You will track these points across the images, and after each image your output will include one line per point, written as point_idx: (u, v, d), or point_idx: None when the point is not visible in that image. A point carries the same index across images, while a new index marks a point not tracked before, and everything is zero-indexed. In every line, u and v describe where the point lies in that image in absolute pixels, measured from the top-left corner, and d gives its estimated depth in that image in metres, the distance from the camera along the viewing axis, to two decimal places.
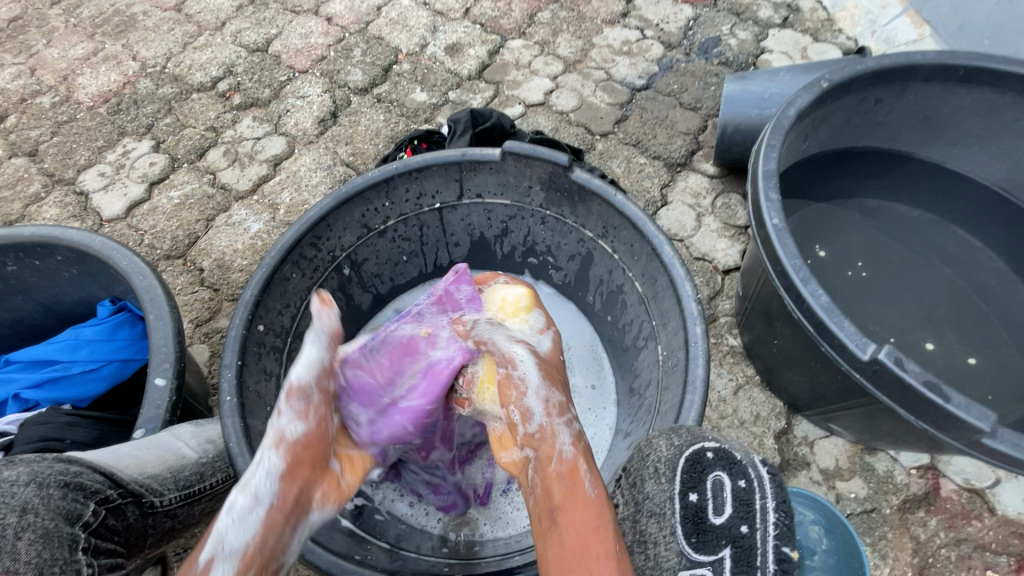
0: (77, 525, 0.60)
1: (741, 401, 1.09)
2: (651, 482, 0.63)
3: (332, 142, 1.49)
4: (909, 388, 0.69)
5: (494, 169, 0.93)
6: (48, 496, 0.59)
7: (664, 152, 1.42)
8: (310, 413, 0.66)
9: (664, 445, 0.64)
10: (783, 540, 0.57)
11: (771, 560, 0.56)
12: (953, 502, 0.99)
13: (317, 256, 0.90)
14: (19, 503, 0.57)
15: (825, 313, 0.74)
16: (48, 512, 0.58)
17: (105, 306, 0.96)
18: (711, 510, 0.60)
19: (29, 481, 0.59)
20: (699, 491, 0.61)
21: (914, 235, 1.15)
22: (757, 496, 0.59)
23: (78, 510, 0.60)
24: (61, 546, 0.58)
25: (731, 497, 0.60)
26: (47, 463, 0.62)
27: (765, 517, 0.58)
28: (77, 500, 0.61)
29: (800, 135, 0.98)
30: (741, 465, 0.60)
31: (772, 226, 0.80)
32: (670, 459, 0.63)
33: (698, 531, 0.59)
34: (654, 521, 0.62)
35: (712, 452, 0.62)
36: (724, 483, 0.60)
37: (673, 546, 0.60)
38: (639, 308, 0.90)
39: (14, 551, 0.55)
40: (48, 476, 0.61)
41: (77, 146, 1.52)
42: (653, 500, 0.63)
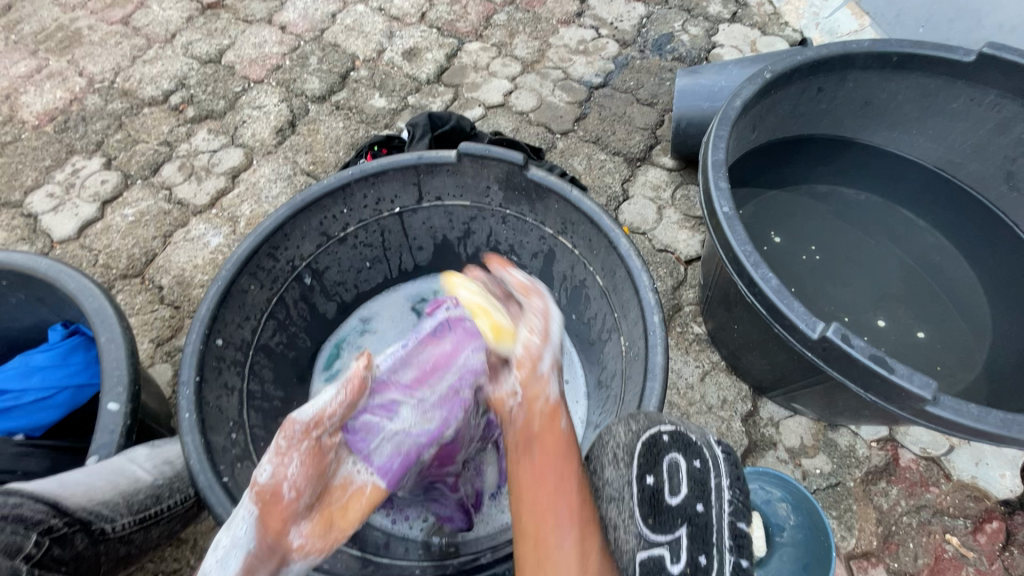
0: (17, 558, 0.57)
1: (708, 387, 1.12)
2: (610, 468, 0.64)
3: (292, 151, 1.47)
4: (856, 362, 0.71)
5: (451, 171, 0.93)
6: None
7: (623, 148, 1.45)
8: (285, 453, 0.64)
9: (622, 431, 0.65)
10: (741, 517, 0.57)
11: (727, 535, 0.56)
12: (912, 471, 1.03)
13: (275, 266, 0.88)
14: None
15: (775, 295, 0.75)
16: None
17: (57, 330, 0.93)
18: (667, 491, 0.60)
19: None
20: (656, 472, 0.61)
21: (863, 216, 1.20)
22: (711, 473, 0.60)
23: (18, 542, 0.58)
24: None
25: (686, 476, 0.60)
26: None
27: (720, 493, 0.58)
28: (17, 532, 0.58)
29: (747, 125, 1.01)
30: (695, 445, 0.62)
31: (723, 214, 0.82)
32: (628, 445, 0.64)
33: (654, 513, 0.59)
34: (614, 505, 0.61)
35: (668, 436, 0.63)
36: (680, 464, 0.61)
37: (632, 529, 0.59)
38: (602, 301, 0.91)
39: None
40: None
41: (24, 166, 1.46)
42: (612, 485, 0.63)
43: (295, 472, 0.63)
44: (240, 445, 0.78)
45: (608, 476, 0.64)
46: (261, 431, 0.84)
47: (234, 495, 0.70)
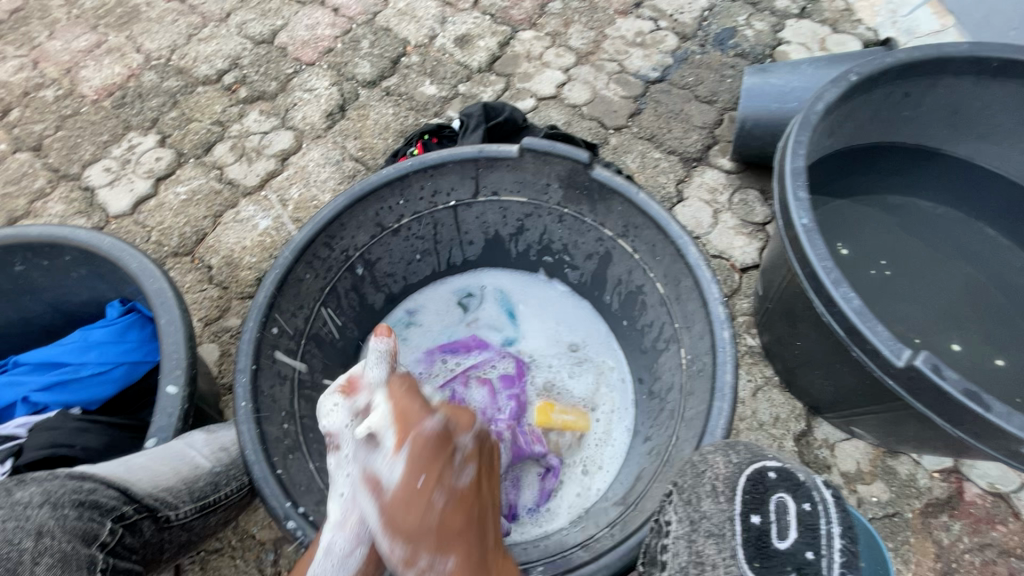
0: (94, 546, 0.59)
1: (760, 403, 1.07)
2: (708, 500, 0.60)
3: (341, 136, 1.46)
4: (947, 396, 0.66)
5: (511, 166, 0.91)
6: (63, 517, 0.58)
7: (679, 147, 1.39)
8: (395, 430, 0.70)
9: (721, 462, 0.62)
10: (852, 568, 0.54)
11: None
12: (978, 506, 0.97)
13: (330, 256, 0.87)
14: (34, 527, 0.56)
15: (857, 317, 0.71)
16: (64, 535, 0.57)
17: (114, 307, 0.95)
18: (775, 534, 0.56)
19: (43, 501, 0.57)
20: (762, 513, 0.57)
21: (939, 231, 1.13)
22: (823, 520, 0.56)
23: (95, 529, 0.59)
24: (79, 568, 0.57)
25: (796, 520, 0.56)
26: (60, 481, 0.60)
27: (832, 544, 0.54)
28: (93, 519, 0.59)
29: (826, 130, 0.95)
30: (805, 487, 0.57)
31: (802, 226, 0.77)
32: (729, 478, 0.60)
33: (761, 556, 0.55)
34: (712, 542, 0.57)
35: (774, 472, 0.60)
36: (788, 504, 0.57)
37: (735, 570, 0.55)
38: (660, 309, 0.88)
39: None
40: (62, 495, 0.59)
41: (82, 140, 1.49)
42: (710, 520, 0.58)
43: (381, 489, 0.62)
44: (291, 436, 0.78)
45: (706, 509, 0.59)
46: (311, 422, 0.84)
47: (288, 487, 0.70)
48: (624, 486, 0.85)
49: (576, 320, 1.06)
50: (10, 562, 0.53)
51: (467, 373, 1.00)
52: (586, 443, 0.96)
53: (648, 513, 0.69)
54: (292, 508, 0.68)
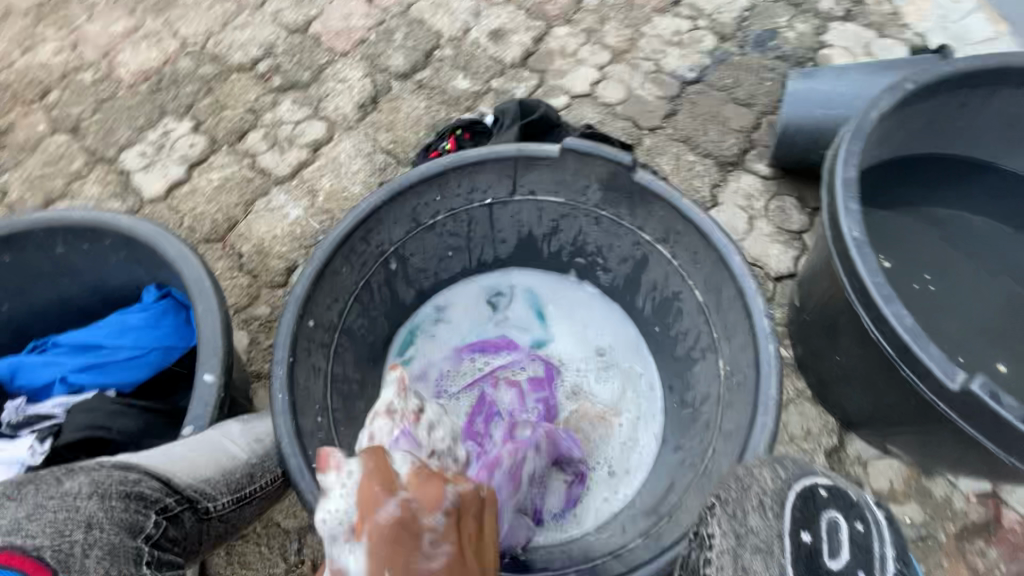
0: (140, 538, 0.58)
1: (791, 415, 1.05)
2: (756, 515, 0.61)
3: (373, 128, 1.46)
4: (1004, 423, 0.65)
5: (551, 166, 0.89)
6: (111, 509, 0.57)
7: (715, 150, 1.36)
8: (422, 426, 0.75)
9: (768, 477, 0.62)
10: None
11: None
12: (1016, 533, 0.95)
13: (366, 250, 0.87)
14: (84, 518, 0.55)
15: (909, 336, 0.69)
16: (112, 526, 0.56)
17: (151, 292, 0.96)
18: (826, 553, 0.59)
19: (91, 493, 0.57)
20: (812, 530, 0.60)
21: (988, 246, 1.08)
22: (876, 541, 0.59)
23: (141, 522, 0.59)
24: (127, 561, 0.56)
25: (848, 540, 0.59)
26: (106, 473, 0.59)
27: (883, 565, 0.58)
28: (139, 511, 0.59)
29: (877, 139, 0.92)
30: (858, 508, 0.60)
31: (852, 240, 0.75)
32: (778, 493, 0.61)
33: (811, 574, 0.58)
34: (760, 558, 0.58)
35: (824, 490, 0.62)
36: (839, 524, 0.60)
37: None
38: (698, 316, 0.86)
39: (83, 568, 0.52)
40: (109, 487, 0.58)
41: (118, 124, 1.51)
42: (758, 535, 0.60)
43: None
44: (325, 429, 0.78)
45: (753, 524, 0.61)
46: (343, 415, 0.84)
47: None
48: (654, 495, 0.84)
49: (606, 323, 1.04)
50: (62, 555, 0.52)
51: (496, 375, 1.01)
52: (615, 449, 0.95)
53: (683, 529, 0.70)
54: None
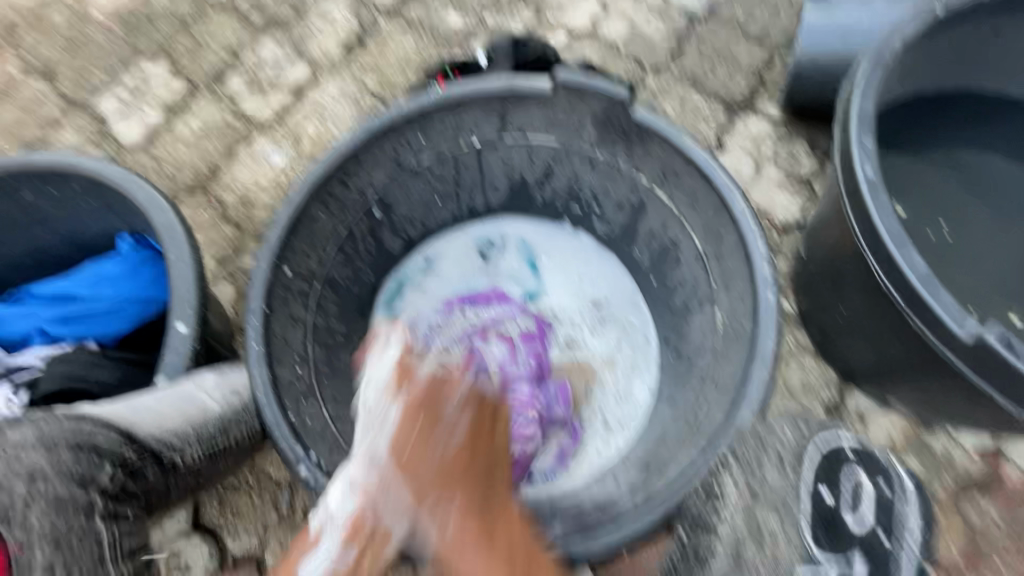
0: (93, 491, 0.56)
1: (791, 369, 1.02)
2: (772, 470, 0.74)
3: (359, 69, 1.37)
4: (1016, 373, 0.61)
5: (542, 104, 0.83)
6: (60, 460, 0.54)
7: (723, 92, 1.28)
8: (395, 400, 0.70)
9: (790, 433, 0.77)
10: (923, 552, 0.73)
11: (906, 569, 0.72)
12: (1014, 487, 0.93)
13: (346, 195, 0.82)
14: (26, 470, 0.52)
15: (920, 284, 0.65)
16: (61, 479, 0.54)
17: (126, 242, 0.91)
18: (846, 509, 0.74)
19: (38, 443, 0.54)
20: (831, 486, 0.74)
21: (1010, 192, 1.01)
22: (897, 499, 0.75)
23: (94, 474, 0.56)
24: (77, 514, 0.54)
25: (870, 498, 0.74)
26: (56, 423, 0.57)
27: (909, 529, 0.74)
28: (92, 464, 0.57)
29: (900, 72, 0.84)
30: (880, 467, 0.75)
31: (866, 180, 0.69)
32: (797, 449, 0.75)
33: (829, 527, 0.73)
34: (778, 518, 0.73)
35: (853, 454, 0.76)
36: (864, 485, 0.75)
37: (798, 543, 0.72)
38: (696, 266, 0.82)
39: (26, 522, 0.51)
40: (58, 437, 0.56)
41: (93, 67, 1.43)
42: (778, 493, 0.74)
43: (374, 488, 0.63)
44: (305, 380, 0.76)
45: (769, 479, 0.74)
46: (326, 366, 0.82)
47: (301, 433, 0.68)
48: (645, 449, 0.82)
49: (601, 275, 1.00)
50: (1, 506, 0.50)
51: (486, 327, 0.98)
52: (607, 405, 0.92)
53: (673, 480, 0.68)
54: (304, 454, 0.66)
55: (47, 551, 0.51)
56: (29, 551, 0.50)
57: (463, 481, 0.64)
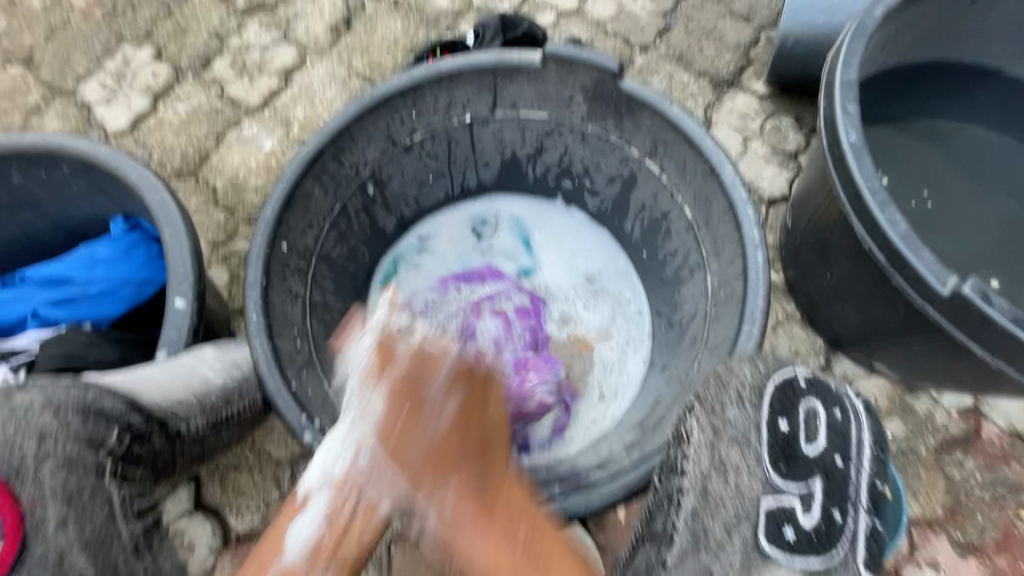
0: (101, 453, 0.60)
1: (779, 338, 1.05)
2: (734, 408, 0.64)
3: (347, 52, 1.36)
4: (992, 323, 0.64)
5: (533, 77, 0.83)
6: (68, 423, 0.58)
7: (710, 69, 1.29)
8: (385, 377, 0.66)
9: (748, 371, 0.65)
10: (877, 473, 0.63)
11: (864, 495, 0.61)
12: (994, 444, 0.97)
13: (339, 170, 0.83)
14: (37, 430, 0.56)
15: (902, 242, 0.67)
16: (69, 439, 0.58)
17: (118, 224, 0.91)
18: (803, 439, 0.63)
19: (46, 406, 0.57)
20: (790, 417, 0.64)
21: (988, 162, 1.04)
22: (852, 426, 0.63)
23: (102, 437, 0.60)
24: (86, 473, 0.58)
25: (825, 426, 0.63)
26: (63, 387, 0.59)
27: (861, 452, 0.63)
28: (99, 427, 0.60)
29: (882, 41, 0.86)
30: (836, 396, 0.64)
31: (849, 144, 0.71)
32: (757, 385, 0.64)
33: (788, 459, 0.62)
34: (736, 448, 0.63)
35: (804, 381, 0.65)
36: (818, 411, 0.64)
37: (759, 475, 0.62)
38: (687, 235, 0.84)
39: (37, 479, 0.55)
40: (66, 402, 0.59)
41: (74, 53, 1.40)
42: (734, 426, 0.63)
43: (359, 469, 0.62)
44: (304, 353, 0.77)
45: (730, 417, 0.64)
46: (324, 341, 0.83)
47: (303, 401, 0.69)
48: (640, 414, 0.84)
49: (594, 250, 1.02)
50: (13, 463, 0.55)
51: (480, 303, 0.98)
52: (603, 378, 0.94)
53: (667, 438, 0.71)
54: (307, 422, 0.67)
55: (58, 507, 0.55)
56: (40, 506, 0.55)
57: (460, 461, 0.61)
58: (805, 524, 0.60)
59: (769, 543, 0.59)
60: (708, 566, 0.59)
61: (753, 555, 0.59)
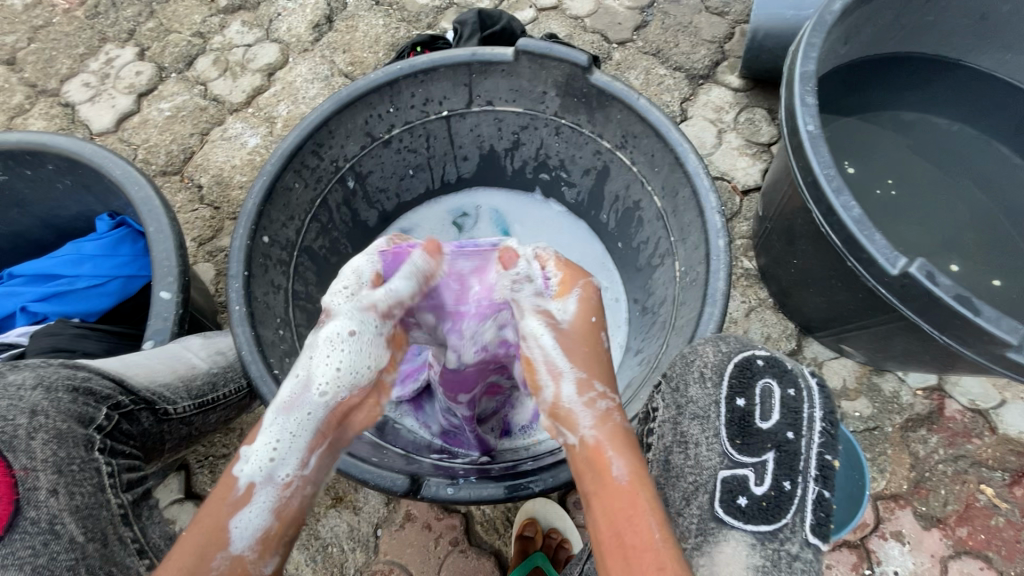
0: (91, 428, 0.62)
1: (752, 322, 1.09)
2: (696, 386, 0.68)
3: (329, 49, 1.38)
4: (938, 303, 0.67)
5: (507, 72, 0.86)
6: (58, 399, 0.61)
7: (686, 63, 1.32)
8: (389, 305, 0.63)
9: (710, 351, 0.68)
10: (827, 449, 0.64)
11: (813, 465, 0.63)
12: (956, 421, 1.01)
13: (319, 165, 0.85)
14: (28, 406, 0.59)
15: (855, 226, 0.70)
16: (59, 415, 0.60)
17: (104, 221, 0.93)
18: (758, 416, 0.66)
19: (36, 385, 0.61)
20: (747, 395, 0.67)
21: (950, 152, 1.08)
22: (806, 404, 0.65)
23: (91, 413, 0.63)
24: (77, 446, 0.60)
25: (779, 403, 0.66)
26: (53, 369, 0.63)
27: (810, 426, 0.64)
28: (88, 404, 0.63)
29: (842, 35, 0.89)
30: (791, 374, 0.67)
31: (807, 133, 0.74)
32: (717, 364, 0.68)
33: (743, 434, 0.65)
34: (697, 423, 0.67)
35: (762, 360, 0.68)
36: (773, 389, 0.66)
37: (717, 447, 0.66)
38: (657, 224, 0.87)
39: (29, 449, 0.57)
40: (56, 380, 0.62)
41: (57, 53, 1.41)
42: (697, 404, 0.68)
43: (313, 466, 0.56)
44: (287, 341, 0.79)
45: (693, 394, 0.68)
46: (306, 332, 0.85)
47: None
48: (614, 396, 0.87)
49: (572, 240, 1.04)
50: (6, 434, 0.56)
51: None
52: None
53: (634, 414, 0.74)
54: None
55: (49, 476, 0.57)
56: (33, 475, 0.56)
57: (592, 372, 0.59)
58: (756, 492, 0.63)
59: (723, 511, 0.63)
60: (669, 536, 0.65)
61: (708, 522, 0.63)
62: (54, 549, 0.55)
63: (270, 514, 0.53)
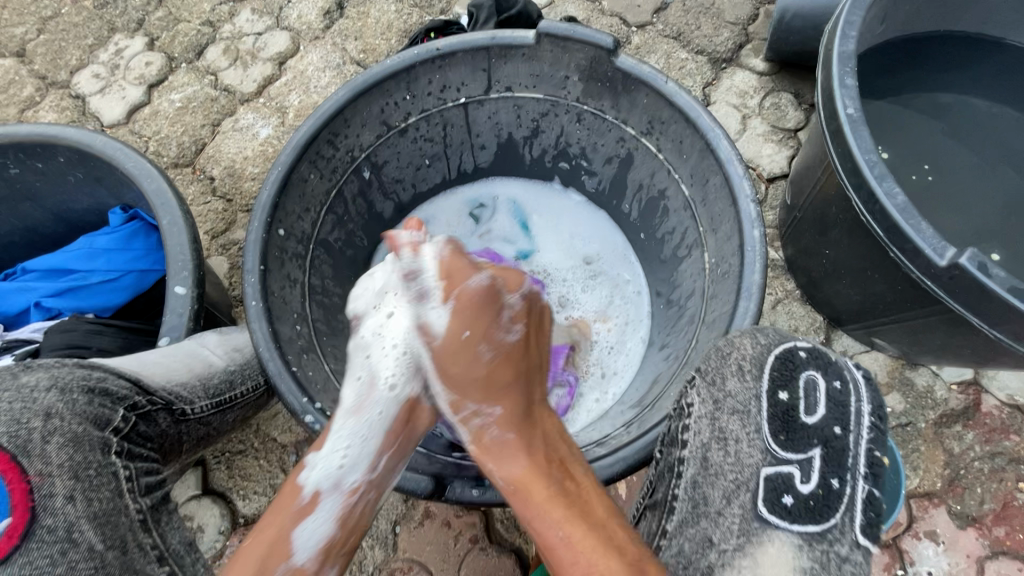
0: (107, 431, 0.61)
1: (778, 315, 1.05)
2: (734, 380, 0.65)
3: (341, 37, 1.35)
4: (990, 295, 0.63)
5: (527, 56, 0.83)
6: (73, 401, 0.59)
7: (708, 46, 1.27)
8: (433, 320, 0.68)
9: (750, 344, 0.65)
10: (876, 444, 0.62)
11: (862, 461, 0.61)
12: (993, 417, 0.97)
13: (335, 155, 0.82)
14: (43, 408, 0.57)
15: (900, 214, 0.66)
16: (74, 417, 0.59)
17: (116, 214, 0.91)
18: (803, 411, 0.63)
19: (50, 386, 0.59)
20: (790, 389, 0.64)
21: (988, 134, 1.03)
22: (852, 397, 0.63)
23: (107, 415, 0.61)
24: (93, 450, 0.59)
25: (824, 397, 0.63)
26: (68, 369, 0.62)
27: (859, 420, 0.62)
28: (104, 406, 0.61)
29: (880, 12, 0.84)
30: (836, 365, 0.64)
31: (846, 116, 0.70)
32: (757, 358, 0.65)
33: (786, 430, 0.63)
34: (737, 419, 0.64)
35: (804, 352, 0.65)
36: (818, 381, 0.64)
37: (757, 443, 0.63)
38: (684, 213, 0.84)
39: (44, 455, 0.55)
40: (71, 381, 0.60)
41: (66, 44, 1.39)
42: (736, 399, 0.65)
43: (382, 466, 0.63)
44: (304, 337, 0.77)
45: (731, 388, 0.65)
46: (323, 326, 0.83)
47: (303, 384, 0.70)
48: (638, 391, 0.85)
49: (592, 231, 1.01)
50: (18, 441, 0.54)
51: None
52: (604, 360, 0.94)
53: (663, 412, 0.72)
54: (309, 404, 0.68)
55: (66, 482, 0.56)
56: (48, 481, 0.55)
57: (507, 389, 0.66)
58: (803, 490, 0.61)
59: (767, 509, 0.61)
60: (707, 533, 0.62)
61: (752, 521, 0.61)
62: (72, 558, 0.54)
63: (334, 522, 0.59)
